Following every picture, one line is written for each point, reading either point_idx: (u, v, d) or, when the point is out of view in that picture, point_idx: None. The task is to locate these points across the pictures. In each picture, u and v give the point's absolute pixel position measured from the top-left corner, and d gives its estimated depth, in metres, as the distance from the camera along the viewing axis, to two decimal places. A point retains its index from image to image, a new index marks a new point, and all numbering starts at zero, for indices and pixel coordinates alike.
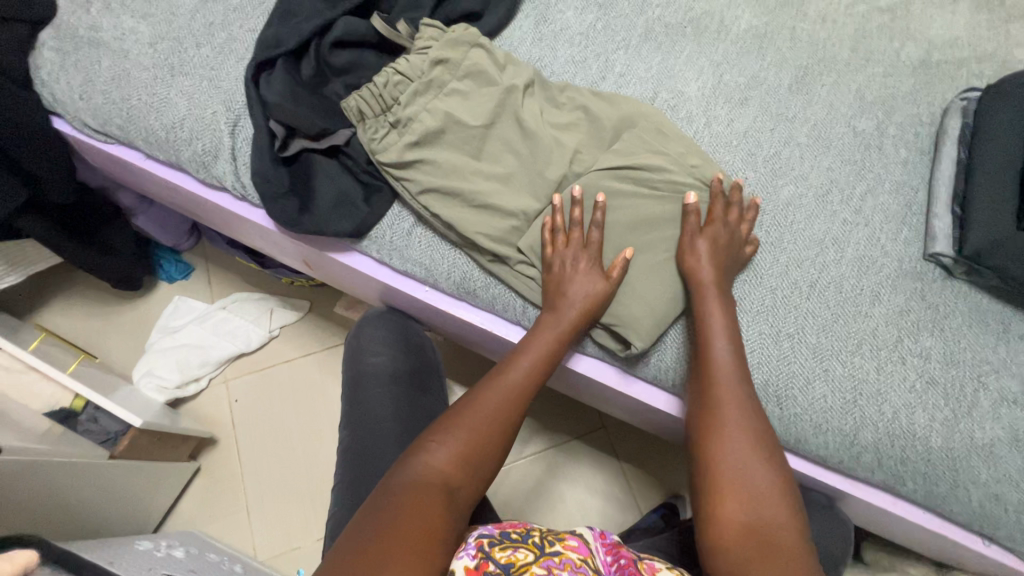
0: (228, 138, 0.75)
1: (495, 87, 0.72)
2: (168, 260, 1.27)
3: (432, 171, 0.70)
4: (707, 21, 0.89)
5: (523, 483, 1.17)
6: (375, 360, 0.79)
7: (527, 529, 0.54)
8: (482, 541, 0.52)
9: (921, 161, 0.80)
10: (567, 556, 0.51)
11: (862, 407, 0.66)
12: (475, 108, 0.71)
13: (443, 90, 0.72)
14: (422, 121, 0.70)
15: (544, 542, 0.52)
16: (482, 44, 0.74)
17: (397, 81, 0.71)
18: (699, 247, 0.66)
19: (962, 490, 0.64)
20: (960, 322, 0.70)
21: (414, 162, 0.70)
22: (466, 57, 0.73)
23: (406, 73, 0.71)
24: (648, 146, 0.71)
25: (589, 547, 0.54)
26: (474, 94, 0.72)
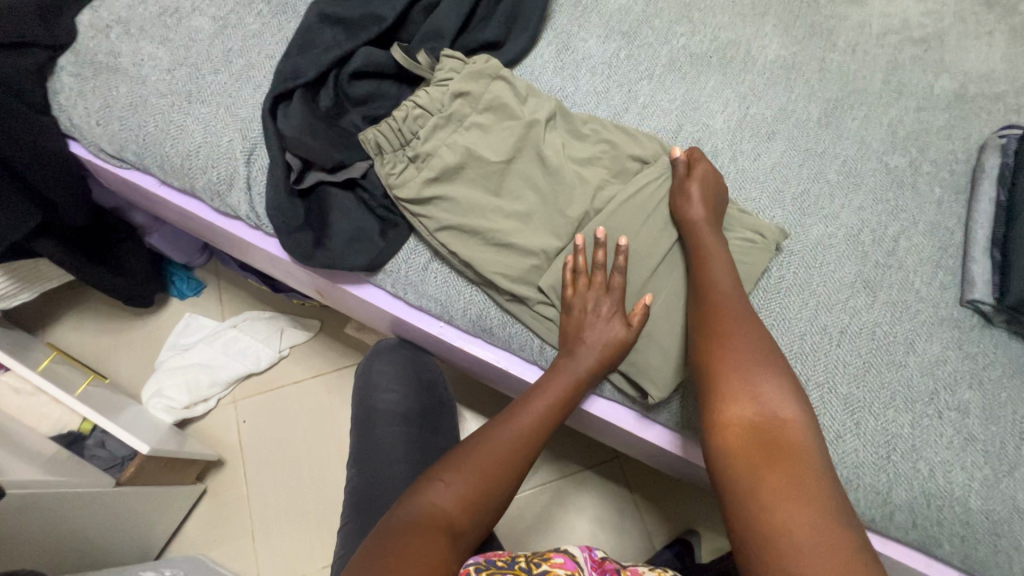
0: (244, 167, 0.74)
1: (516, 122, 0.70)
2: (180, 278, 1.27)
3: (450, 207, 0.68)
4: (733, 51, 0.87)
5: (533, 514, 1.14)
6: (387, 395, 0.77)
7: (512, 556, 0.53)
8: (470, 569, 0.51)
9: (957, 200, 0.77)
10: (555, 573, 0.51)
11: (896, 464, 0.63)
12: (495, 143, 0.70)
13: (463, 124, 0.70)
14: (441, 156, 0.69)
15: (530, 564, 0.52)
16: (503, 76, 0.72)
17: (417, 115, 0.70)
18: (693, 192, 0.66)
19: (1004, 556, 0.61)
20: (999, 374, 0.67)
21: (432, 198, 0.68)
22: (487, 90, 0.72)
23: (426, 107, 0.70)
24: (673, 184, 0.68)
25: (576, 561, 0.54)
26: (494, 128, 0.71)
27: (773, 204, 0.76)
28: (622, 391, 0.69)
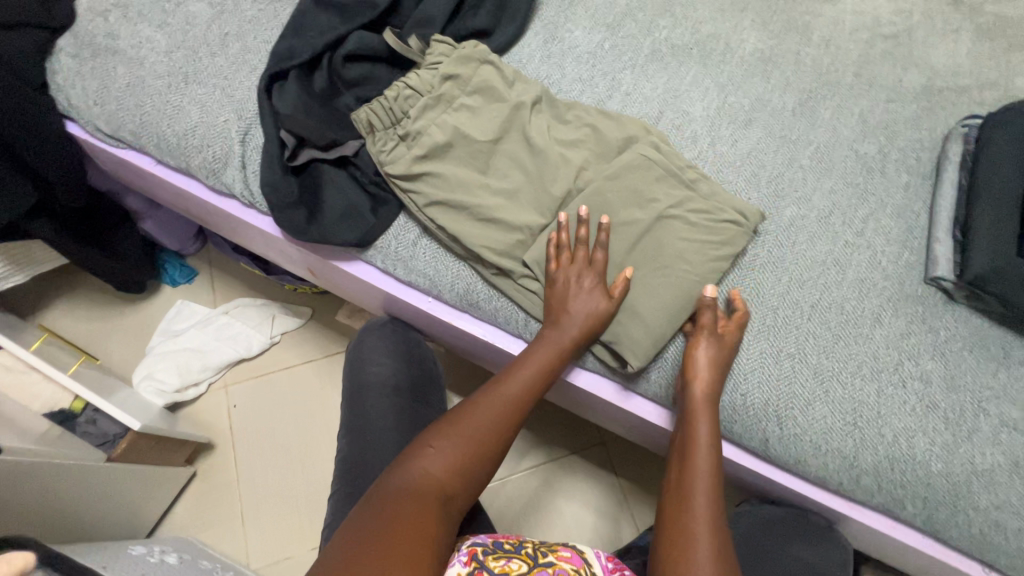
0: (239, 146, 0.76)
1: (503, 104, 0.73)
2: (172, 264, 1.28)
3: (438, 183, 0.71)
4: (713, 44, 0.91)
5: (520, 496, 1.17)
6: (377, 369, 0.79)
7: (521, 542, 0.60)
8: (476, 550, 0.57)
9: (923, 186, 0.81)
10: (560, 566, 0.56)
11: (862, 430, 0.66)
12: (483, 123, 0.72)
13: (452, 105, 0.73)
14: (430, 134, 0.71)
15: (537, 554, 0.57)
16: (492, 61, 0.75)
17: (407, 95, 0.73)
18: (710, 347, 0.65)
19: (962, 515, 0.64)
20: (960, 346, 0.70)
21: (421, 175, 0.71)
22: (476, 73, 0.75)
23: (416, 87, 0.73)
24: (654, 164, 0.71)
25: (583, 557, 0.59)
26: (482, 109, 0.73)
27: (749, 187, 0.80)
28: (604, 362, 0.72)
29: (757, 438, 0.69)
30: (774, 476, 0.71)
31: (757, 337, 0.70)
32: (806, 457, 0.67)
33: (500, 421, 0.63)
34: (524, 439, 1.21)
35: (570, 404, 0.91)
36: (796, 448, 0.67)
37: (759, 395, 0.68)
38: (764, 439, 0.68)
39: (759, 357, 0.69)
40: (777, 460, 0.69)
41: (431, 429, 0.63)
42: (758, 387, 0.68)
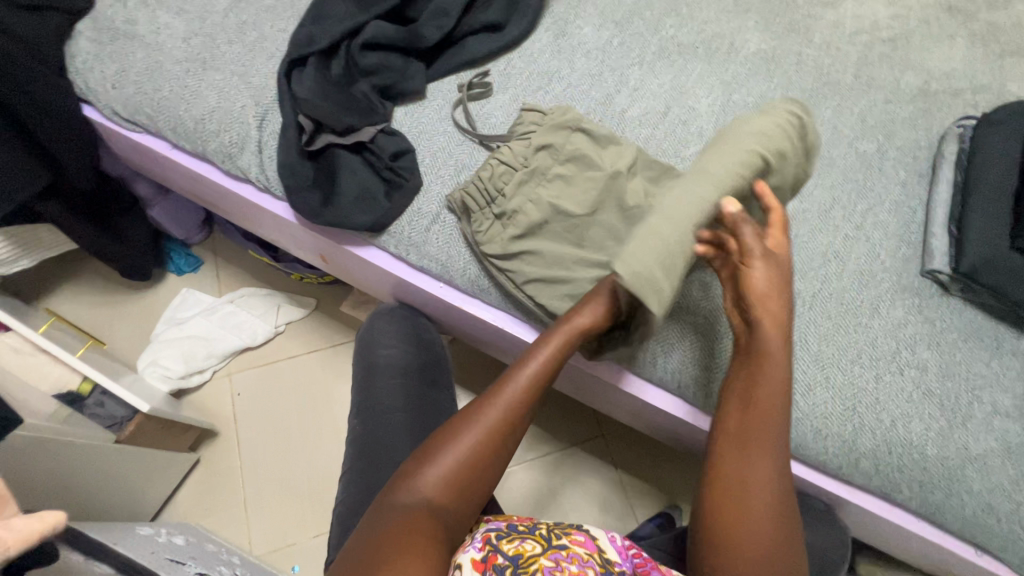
0: (256, 131, 0.78)
1: (598, 172, 0.72)
2: (177, 253, 1.29)
3: (537, 261, 0.71)
4: (718, 43, 0.93)
5: (521, 486, 1.18)
6: (387, 352, 0.80)
7: (535, 524, 0.60)
8: (489, 535, 0.57)
9: (919, 183, 0.84)
10: (574, 550, 0.56)
11: (861, 415, 0.68)
12: (578, 194, 0.72)
13: (545, 176, 0.73)
14: (526, 213, 0.71)
15: (551, 535, 0.57)
16: (584, 128, 0.75)
17: (502, 172, 0.72)
18: (759, 274, 0.60)
19: (956, 499, 0.66)
20: (954, 336, 0.73)
21: (519, 254, 0.71)
22: (567, 141, 0.74)
23: (509, 163, 0.73)
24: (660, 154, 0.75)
25: (597, 542, 0.59)
26: (576, 178, 0.73)
27: None
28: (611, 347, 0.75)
29: None
30: None
31: None
32: (807, 441, 0.69)
33: (501, 423, 0.61)
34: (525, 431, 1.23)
35: (578, 390, 0.93)
36: (797, 432, 0.69)
37: None
38: None
39: None
40: None
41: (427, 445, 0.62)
42: None
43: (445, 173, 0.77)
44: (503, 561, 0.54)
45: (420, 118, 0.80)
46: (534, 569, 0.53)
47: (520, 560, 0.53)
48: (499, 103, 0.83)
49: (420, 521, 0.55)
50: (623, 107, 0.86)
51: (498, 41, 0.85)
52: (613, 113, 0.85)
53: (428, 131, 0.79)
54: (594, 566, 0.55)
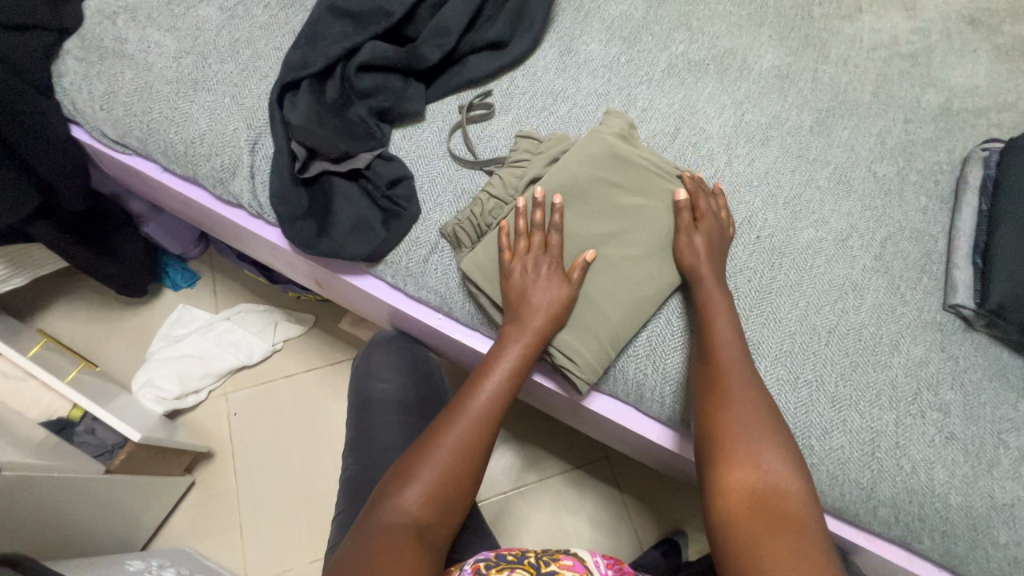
0: (248, 156, 0.75)
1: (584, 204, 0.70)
2: (174, 268, 1.26)
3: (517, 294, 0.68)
4: (729, 59, 0.90)
5: (522, 510, 1.15)
6: (383, 385, 0.77)
7: (522, 551, 0.58)
8: (479, 566, 0.55)
9: (941, 210, 0.80)
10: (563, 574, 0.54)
11: (880, 461, 0.65)
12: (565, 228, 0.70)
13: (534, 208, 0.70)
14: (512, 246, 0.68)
15: (540, 563, 0.56)
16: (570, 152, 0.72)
17: (491, 206, 0.71)
18: (698, 245, 0.67)
19: (981, 550, 0.63)
20: (979, 375, 0.69)
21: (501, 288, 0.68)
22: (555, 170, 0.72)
23: (500, 197, 0.72)
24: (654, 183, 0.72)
25: (586, 564, 0.57)
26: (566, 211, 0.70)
27: (766, 207, 0.78)
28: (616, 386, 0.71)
29: None
30: None
31: (773, 363, 0.69)
32: (823, 488, 0.65)
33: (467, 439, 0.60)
34: (527, 452, 1.20)
35: (578, 422, 0.89)
36: (813, 478, 0.66)
37: None
38: None
39: (776, 383, 0.68)
40: None
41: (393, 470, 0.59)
42: None
43: (445, 201, 0.74)
44: None
45: (418, 142, 0.77)
46: None
47: None
48: (500, 125, 0.80)
49: (395, 533, 0.53)
50: None
51: (500, 60, 0.82)
52: None
53: (427, 155, 0.76)
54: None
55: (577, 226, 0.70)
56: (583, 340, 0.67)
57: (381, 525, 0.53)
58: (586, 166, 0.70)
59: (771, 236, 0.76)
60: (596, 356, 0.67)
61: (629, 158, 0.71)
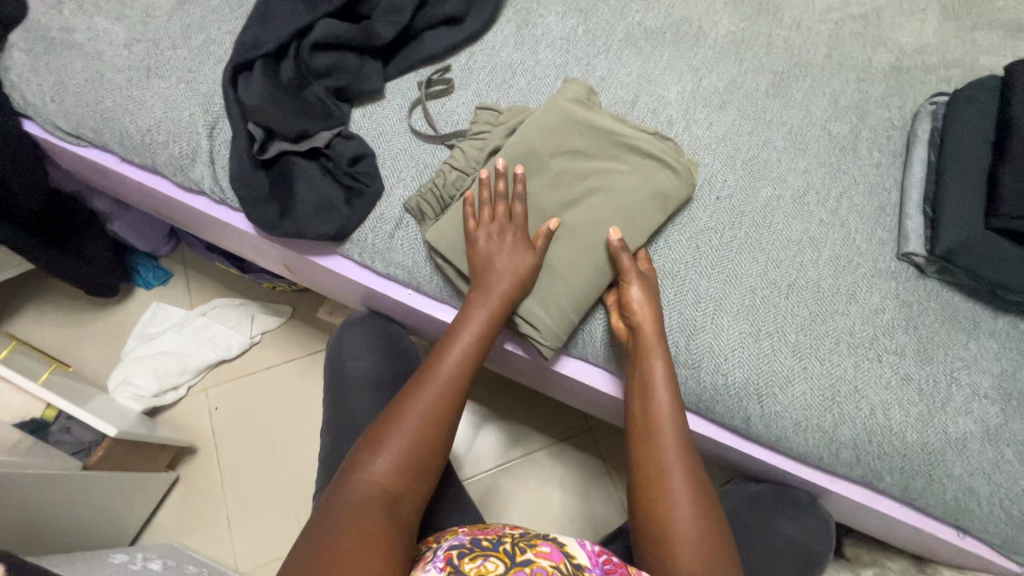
0: (206, 141, 0.74)
1: (541, 172, 0.71)
2: (144, 267, 1.25)
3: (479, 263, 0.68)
4: (686, 27, 0.91)
5: (509, 486, 1.17)
6: (358, 363, 0.78)
7: (499, 538, 0.57)
8: (452, 554, 0.55)
9: (893, 164, 0.82)
10: (538, 564, 0.53)
11: (840, 405, 0.67)
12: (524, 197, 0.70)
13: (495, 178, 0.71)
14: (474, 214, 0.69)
15: (515, 551, 0.54)
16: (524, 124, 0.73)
17: (455, 177, 0.72)
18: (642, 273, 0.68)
19: (937, 483, 0.66)
20: (931, 319, 0.72)
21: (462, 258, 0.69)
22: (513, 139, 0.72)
23: (462, 167, 0.72)
24: (612, 146, 0.72)
25: (564, 551, 0.55)
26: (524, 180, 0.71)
27: (724, 169, 0.80)
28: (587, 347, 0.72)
29: (740, 417, 0.69)
30: (757, 453, 0.72)
31: (735, 318, 0.71)
32: (788, 433, 0.68)
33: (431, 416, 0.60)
34: (511, 429, 1.22)
35: (558, 392, 0.92)
36: (778, 426, 0.68)
37: (739, 376, 0.69)
38: (747, 417, 0.69)
39: (739, 337, 0.70)
40: (757, 437, 0.70)
41: (360, 441, 0.59)
42: (739, 367, 0.69)
43: (408, 176, 0.74)
44: None
45: (379, 119, 0.77)
46: None
47: None
48: (461, 100, 0.80)
49: (368, 503, 0.53)
50: None
51: (457, 36, 0.82)
52: None
53: (389, 131, 0.76)
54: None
55: (540, 194, 0.71)
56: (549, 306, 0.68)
57: (355, 496, 0.53)
58: (542, 134, 0.71)
59: (731, 196, 0.78)
60: (560, 321, 0.68)
61: (589, 126, 0.72)
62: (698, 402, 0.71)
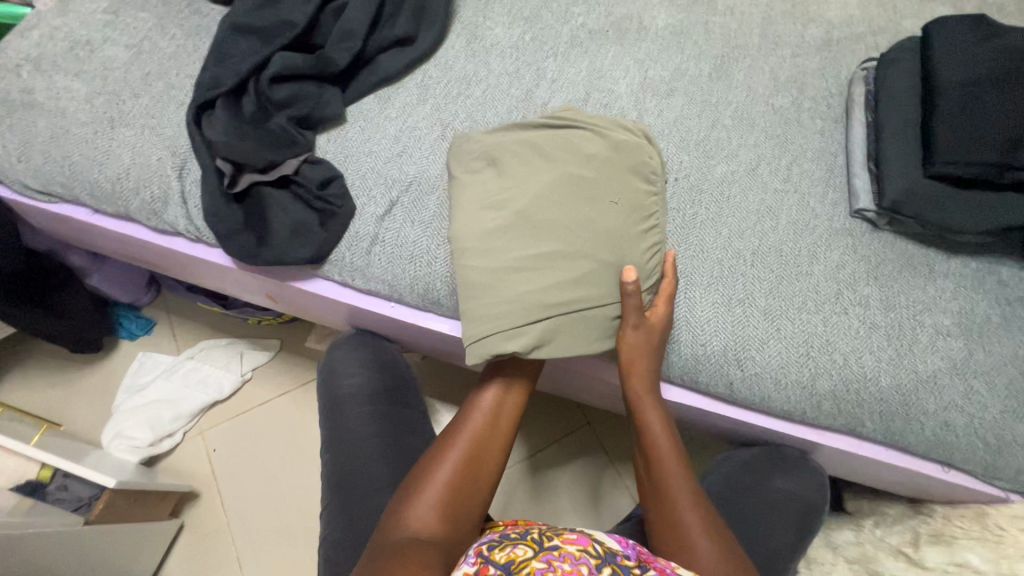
0: (177, 182, 0.76)
1: (515, 198, 0.69)
2: (127, 317, 1.25)
3: (500, 298, 0.65)
4: (627, 23, 0.96)
5: (549, 517, 1.15)
6: (351, 381, 0.80)
7: (529, 530, 0.58)
8: (482, 549, 0.56)
9: (836, 129, 0.87)
10: (565, 550, 0.54)
11: (816, 359, 0.70)
12: (517, 242, 0.67)
13: (499, 224, 0.68)
14: (492, 260, 0.67)
15: (543, 539, 0.55)
16: (497, 165, 0.72)
17: (483, 241, 0.68)
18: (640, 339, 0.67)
19: (915, 422, 0.69)
20: (889, 268, 0.76)
21: (496, 304, 0.65)
22: (495, 185, 0.71)
23: (471, 218, 0.69)
24: (558, 149, 0.72)
25: (590, 538, 0.56)
26: (507, 210, 0.69)
27: (679, 151, 0.84)
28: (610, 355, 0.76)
29: (722, 384, 0.71)
30: (747, 418, 0.74)
31: (707, 290, 0.73)
32: (770, 393, 0.71)
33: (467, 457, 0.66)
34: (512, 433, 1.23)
35: (562, 387, 0.95)
36: (760, 387, 0.71)
37: (718, 344, 0.71)
38: (729, 383, 0.71)
39: (712, 307, 0.72)
40: (742, 401, 0.72)
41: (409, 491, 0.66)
42: (716, 335, 0.71)
43: (378, 193, 0.77)
44: (496, 570, 0.52)
45: (343, 143, 0.80)
46: (525, 573, 0.51)
47: (512, 565, 0.52)
48: (420, 116, 0.83)
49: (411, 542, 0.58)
50: (544, 99, 0.87)
51: (410, 56, 0.85)
52: (536, 107, 0.86)
53: (355, 153, 0.79)
54: (588, 562, 0.53)
55: (480, 206, 0.70)
56: (473, 317, 0.67)
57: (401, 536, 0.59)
58: (518, 171, 0.71)
59: (688, 176, 0.81)
60: (478, 332, 0.65)
61: (546, 147, 0.72)
62: (681, 375, 0.73)
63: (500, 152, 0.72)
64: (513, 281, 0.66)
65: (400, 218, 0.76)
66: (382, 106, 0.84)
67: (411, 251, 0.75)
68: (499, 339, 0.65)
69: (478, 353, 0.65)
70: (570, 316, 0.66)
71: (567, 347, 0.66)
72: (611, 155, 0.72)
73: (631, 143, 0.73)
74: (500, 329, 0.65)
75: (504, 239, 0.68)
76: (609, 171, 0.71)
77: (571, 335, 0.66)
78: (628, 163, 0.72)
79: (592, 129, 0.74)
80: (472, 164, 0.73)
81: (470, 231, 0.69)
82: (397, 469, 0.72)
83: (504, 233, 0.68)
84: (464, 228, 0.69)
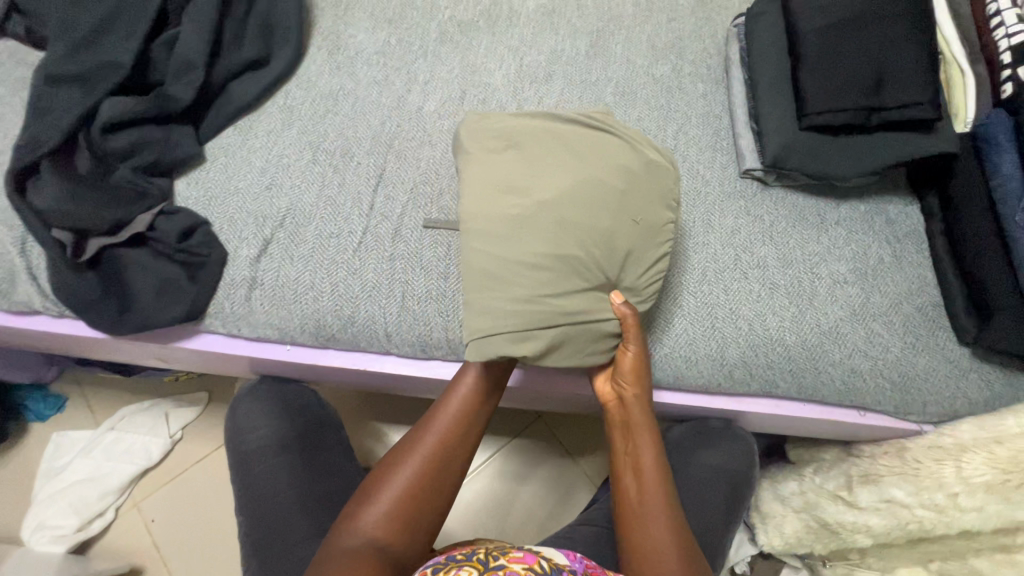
0: (18, 258, 0.68)
1: (539, 187, 0.61)
2: (33, 398, 1.16)
3: (506, 297, 0.58)
4: (497, 10, 0.92)
5: (521, 529, 1.08)
6: (257, 434, 0.75)
7: (474, 550, 0.56)
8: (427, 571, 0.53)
9: (718, 90, 0.86)
10: (510, 568, 0.52)
11: (721, 329, 0.70)
12: (537, 231, 0.60)
13: (516, 206, 0.60)
14: (506, 248, 0.59)
15: (488, 558, 0.53)
16: (517, 146, 0.64)
17: (495, 222, 0.60)
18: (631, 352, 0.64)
19: (824, 374, 0.70)
20: (783, 225, 0.76)
21: (505, 299, 0.58)
22: (510, 164, 0.63)
23: (487, 197, 0.61)
24: (579, 146, 0.64)
25: (537, 555, 0.54)
26: (530, 193, 0.61)
27: None
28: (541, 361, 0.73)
29: None
30: (666, 398, 0.73)
31: None
32: (682, 372, 0.70)
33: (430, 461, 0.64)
34: None
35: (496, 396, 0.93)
36: (672, 367, 0.70)
37: None
38: None
39: None
40: (659, 384, 0.72)
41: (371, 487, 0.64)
42: None
43: (249, 233, 0.71)
44: None
45: (206, 184, 0.74)
46: None
47: None
48: (286, 142, 0.78)
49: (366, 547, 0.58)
50: (418, 104, 0.82)
51: (265, 79, 0.79)
52: (410, 114, 0.81)
53: (220, 194, 0.74)
54: None
55: (499, 191, 0.61)
56: (477, 307, 0.59)
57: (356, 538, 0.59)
58: (539, 159, 0.63)
59: None
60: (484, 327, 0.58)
61: (571, 145, 0.64)
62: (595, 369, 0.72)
63: (519, 136, 0.64)
64: (521, 275, 0.59)
65: (278, 257, 0.71)
66: (244, 137, 0.77)
67: (294, 289, 0.70)
68: (506, 340, 0.58)
69: (483, 350, 0.58)
70: (576, 326, 0.60)
71: (566, 359, 0.61)
72: (639, 170, 0.64)
73: (659, 161, 0.66)
74: (504, 328, 0.58)
75: (521, 227, 0.60)
76: (639, 175, 0.64)
77: (569, 347, 0.61)
78: (661, 176, 0.65)
79: (621, 136, 0.66)
80: (490, 142, 0.64)
81: (484, 213, 0.60)
82: (317, 520, 0.68)
83: (517, 223, 0.60)
84: (479, 211, 0.61)
